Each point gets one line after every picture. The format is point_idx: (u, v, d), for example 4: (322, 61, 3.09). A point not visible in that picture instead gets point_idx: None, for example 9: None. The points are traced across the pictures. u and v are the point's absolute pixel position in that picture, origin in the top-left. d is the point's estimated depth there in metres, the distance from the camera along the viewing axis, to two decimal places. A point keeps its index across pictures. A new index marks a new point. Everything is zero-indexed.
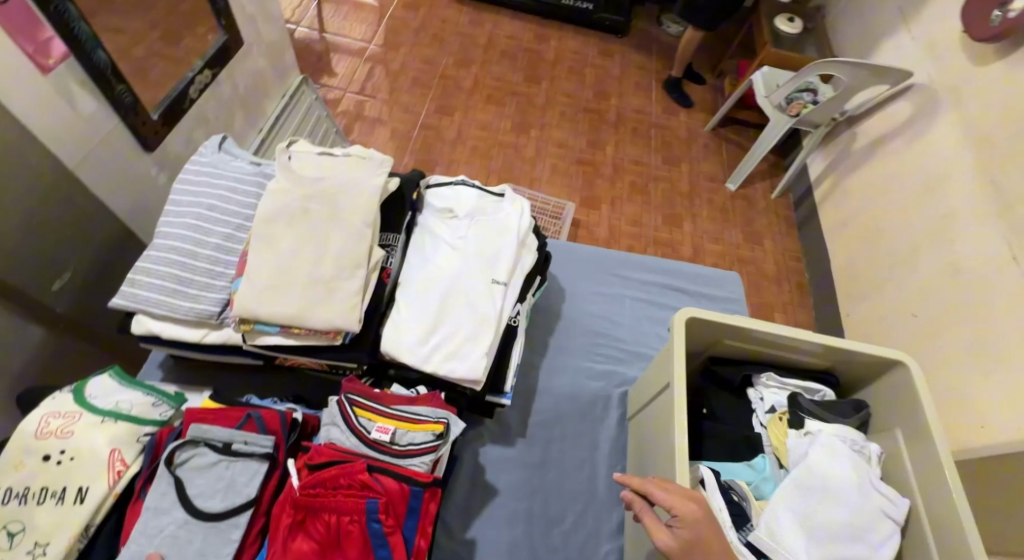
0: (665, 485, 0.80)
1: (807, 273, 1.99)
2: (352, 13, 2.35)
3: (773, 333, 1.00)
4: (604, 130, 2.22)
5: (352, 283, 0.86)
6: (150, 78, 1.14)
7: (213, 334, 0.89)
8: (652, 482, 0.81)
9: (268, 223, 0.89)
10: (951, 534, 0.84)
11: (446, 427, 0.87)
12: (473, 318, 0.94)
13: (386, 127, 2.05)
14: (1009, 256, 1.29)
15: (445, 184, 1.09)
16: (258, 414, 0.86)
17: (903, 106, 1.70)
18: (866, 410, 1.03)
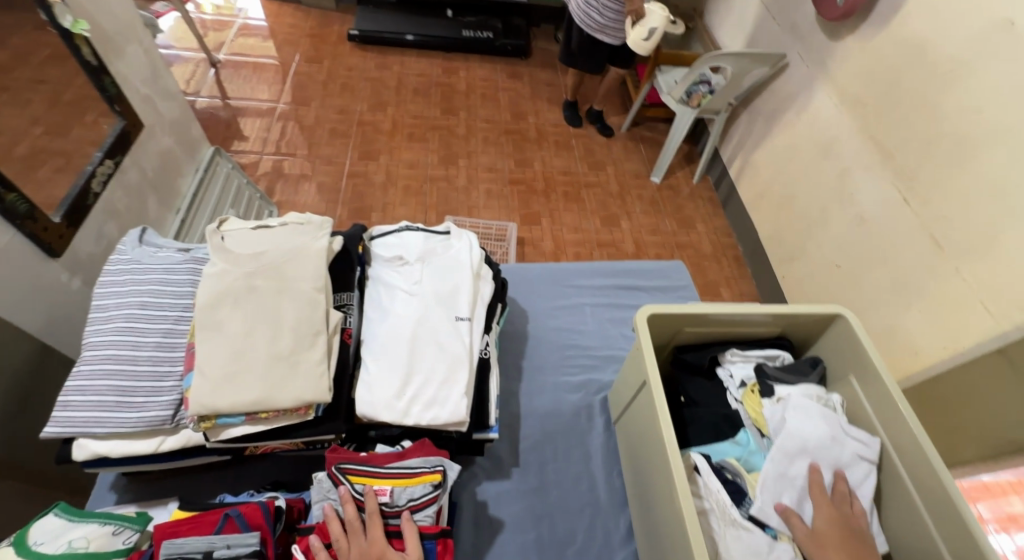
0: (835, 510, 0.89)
1: (741, 247, 2.08)
2: (254, 75, 2.30)
3: (732, 313, 1.04)
4: (528, 147, 2.27)
5: (314, 353, 0.83)
6: (42, 177, 1.06)
7: (170, 440, 0.82)
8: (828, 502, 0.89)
9: (211, 309, 0.83)
10: (921, 462, 0.89)
11: (443, 474, 0.84)
12: (444, 359, 0.92)
13: (311, 182, 1.99)
14: (900, 200, 1.41)
15: (389, 233, 1.08)
16: (237, 510, 0.79)
17: (784, 82, 1.83)
18: (822, 364, 1.08)
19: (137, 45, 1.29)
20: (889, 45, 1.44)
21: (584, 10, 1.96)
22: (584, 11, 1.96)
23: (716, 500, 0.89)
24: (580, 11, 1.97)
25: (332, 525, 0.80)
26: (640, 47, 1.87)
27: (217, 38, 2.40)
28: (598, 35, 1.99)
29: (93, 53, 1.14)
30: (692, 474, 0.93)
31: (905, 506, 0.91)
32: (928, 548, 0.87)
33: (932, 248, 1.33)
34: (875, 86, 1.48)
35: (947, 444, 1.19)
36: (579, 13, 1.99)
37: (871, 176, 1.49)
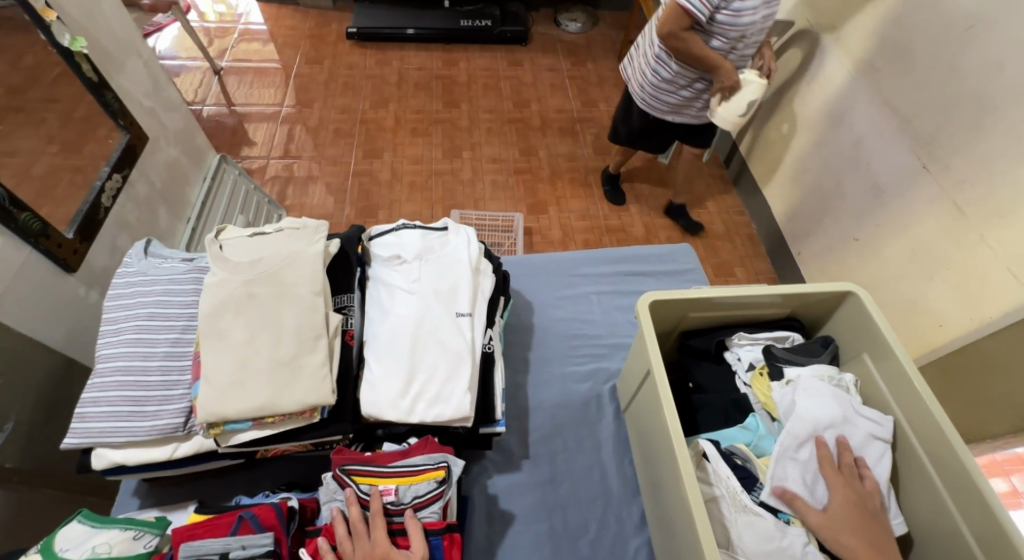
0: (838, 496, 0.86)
1: (754, 225, 2.04)
2: (256, 81, 2.31)
3: (738, 296, 1.02)
4: (533, 136, 2.25)
5: (316, 356, 0.84)
6: (55, 195, 1.09)
7: (183, 447, 0.84)
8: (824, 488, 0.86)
9: (214, 317, 0.85)
10: (938, 440, 0.87)
11: (447, 470, 0.86)
12: (446, 355, 0.92)
13: (319, 184, 2.01)
14: (919, 166, 1.36)
15: (386, 232, 1.08)
16: (250, 512, 0.81)
17: (793, 53, 1.77)
18: (834, 343, 1.06)
19: (137, 58, 1.30)
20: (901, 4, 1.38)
21: (649, 91, 1.55)
22: (650, 93, 1.55)
23: (726, 487, 0.88)
24: (645, 92, 1.56)
25: (337, 528, 0.81)
26: (725, 122, 1.46)
27: (219, 45, 2.42)
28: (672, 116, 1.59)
29: (93, 70, 1.16)
30: (701, 461, 0.91)
31: (923, 484, 0.89)
32: (949, 528, 0.85)
33: (953, 214, 1.28)
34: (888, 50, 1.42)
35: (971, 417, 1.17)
36: (642, 93, 1.58)
37: (887, 142, 1.44)
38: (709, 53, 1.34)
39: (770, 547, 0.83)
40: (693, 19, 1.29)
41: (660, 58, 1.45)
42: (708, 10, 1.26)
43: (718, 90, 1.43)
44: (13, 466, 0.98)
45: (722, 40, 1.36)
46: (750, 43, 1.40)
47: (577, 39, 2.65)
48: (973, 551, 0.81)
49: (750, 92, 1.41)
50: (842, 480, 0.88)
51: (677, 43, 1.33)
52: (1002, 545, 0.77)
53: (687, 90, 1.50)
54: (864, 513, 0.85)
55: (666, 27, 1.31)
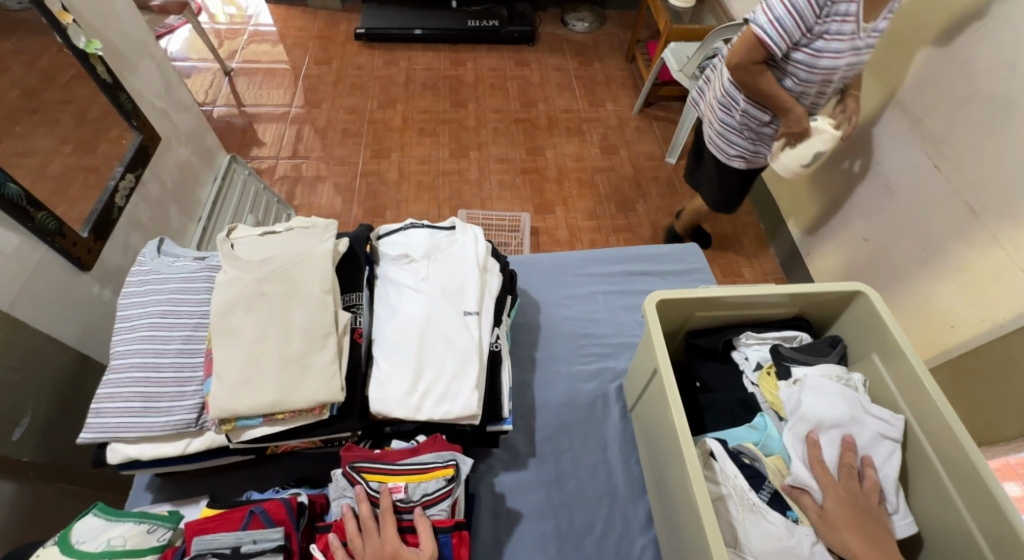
0: (845, 496, 0.86)
1: (762, 226, 2.04)
2: (265, 81, 2.33)
3: (745, 295, 1.02)
4: (540, 135, 2.25)
5: (326, 353, 0.85)
6: (70, 196, 1.11)
7: (195, 442, 0.86)
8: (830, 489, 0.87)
9: (226, 315, 0.86)
10: (948, 439, 0.87)
11: (456, 468, 0.87)
12: (454, 353, 0.93)
13: (327, 183, 2.03)
14: (931, 166, 1.35)
15: (395, 231, 1.09)
16: (261, 507, 0.82)
17: None
18: (842, 343, 1.05)
19: (150, 59, 1.32)
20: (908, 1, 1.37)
21: (715, 130, 1.47)
22: (715, 131, 1.47)
23: (733, 486, 0.88)
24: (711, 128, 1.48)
25: (347, 524, 0.82)
26: (787, 169, 1.41)
27: (229, 46, 2.44)
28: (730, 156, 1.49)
29: (107, 72, 1.17)
30: (708, 460, 0.92)
31: (932, 483, 0.89)
32: (958, 529, 0.85)
33: (964, 214, 1.27)
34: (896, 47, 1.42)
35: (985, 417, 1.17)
36: (710, 131, 1.51)
37: (897, 142, 1.43)
38: (780, 93, 1.24)
39: (777, 547, 0.83)
40: (769, 53, 1.17)
41: (729, 95, 1.38)
42: (786, 44, 1.15)
43: (784, 135, 1.35)
44: (29, 460, 1.00)
45: (796, 81, 1.25)
46: (829, 89, 1.27)
47: (584, 38, 2.66)
48: (983, 551, 0.81)
49: (820, 141, 1.33)
50: (846, 479, 0.88)
51: (747, 78, 1.23)
52: (1013, 547, 0.77)
53: (751, 132, 1.41)
54: (866, 512, 0.86)
55: (738, 58, 1.20)
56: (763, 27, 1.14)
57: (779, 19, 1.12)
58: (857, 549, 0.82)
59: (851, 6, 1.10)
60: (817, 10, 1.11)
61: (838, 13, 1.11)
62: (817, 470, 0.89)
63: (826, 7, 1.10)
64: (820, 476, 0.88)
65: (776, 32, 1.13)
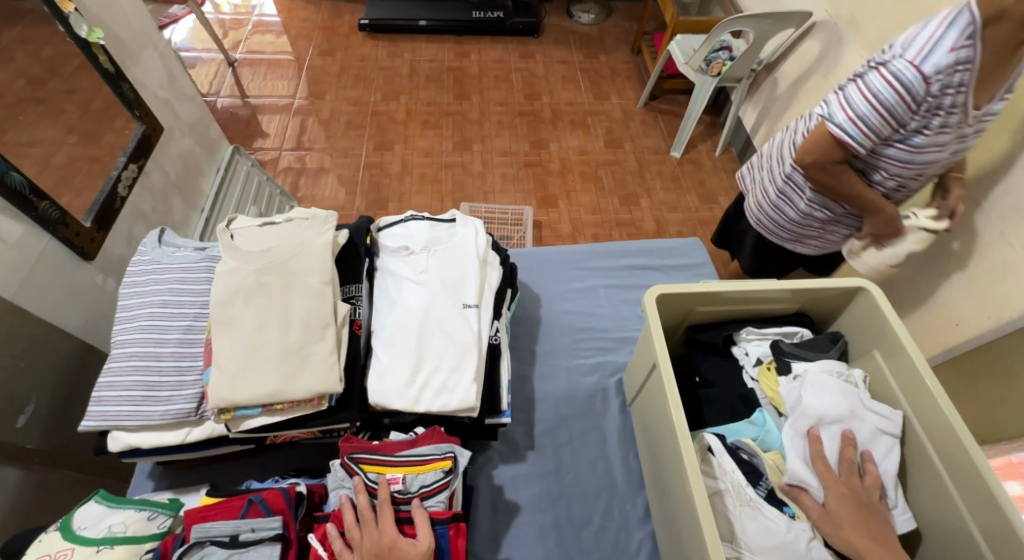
0: (846, 493, 0.86)
1: None
2: (269, 72, 2.33)
3: (747, 290, 1.01)
4: (544, 129, 2.24)
5: (324, 344, 0.85)
6: (73, 185, 1.11)
7: (195, 432, 0.86)
8: (833, 484, 0.86)
9: (225, 305, 0.86)
10: (947, 437, 0.86)
11: (453, 460, 0.87)
12: (453, 346, 0.93)
13: (330, 175, 2.03)
14: None
15: (394, 223, 1.09)
16: (259, 496, 0.83)
17: (810, 43, 1.74)
18: (843, 339, 1.05)
19: (152, 49, 1.32)
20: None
21: (772, 212, 1.31)
22: (772, 214, 1.31)
23: (731, 482, 0.87)
24: (767, 209, 1.32)
25: (346, 514, 0.82)
26: (870, 267, 1.24)
27: (233, 37, 2.44)
28: (790, 239, 1.34)
29: (110, 61, 1.17)
30: (706, 455, 0.91)
31: (931, 480, 0.89)
32: (956, 527, 0.84)
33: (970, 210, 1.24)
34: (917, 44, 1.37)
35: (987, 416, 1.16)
36: (762, 213, 1.35)
37: None
38: (868, 194, 1.09)
39: (772, 542, 0.83)
40: (849, 151, 1.03)
41: (795, 182, 1.22)
42: (872, 142, 1.00)
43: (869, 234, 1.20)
44: (34, 447, 1.00)
45: (885, 175, 1.10)
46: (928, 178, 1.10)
47: (589, 30, 2.64)
48: (981, 550, 0.81)
49: (913, 243, 1.14)
50: (846, 474, 0.87)
51: (825, 178, 1.09)
52: (1009, 545, 0.77)
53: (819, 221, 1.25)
54: (865, 508, 0.85)
55: (811, 158, 1.06)
56: (842, 126, 1.00)
57: (862, 117, 0.97)
58: (862, 547, 0.81)
59: (956, 97, 0.94)
60: (913, 106, 0.95)
61: (941, 107, 0.95)
62: (817, 466, 0.88)
63: (925, 102, 0.95)
64: (821, 472, 0.88)
65: (858, 131, 0.99)
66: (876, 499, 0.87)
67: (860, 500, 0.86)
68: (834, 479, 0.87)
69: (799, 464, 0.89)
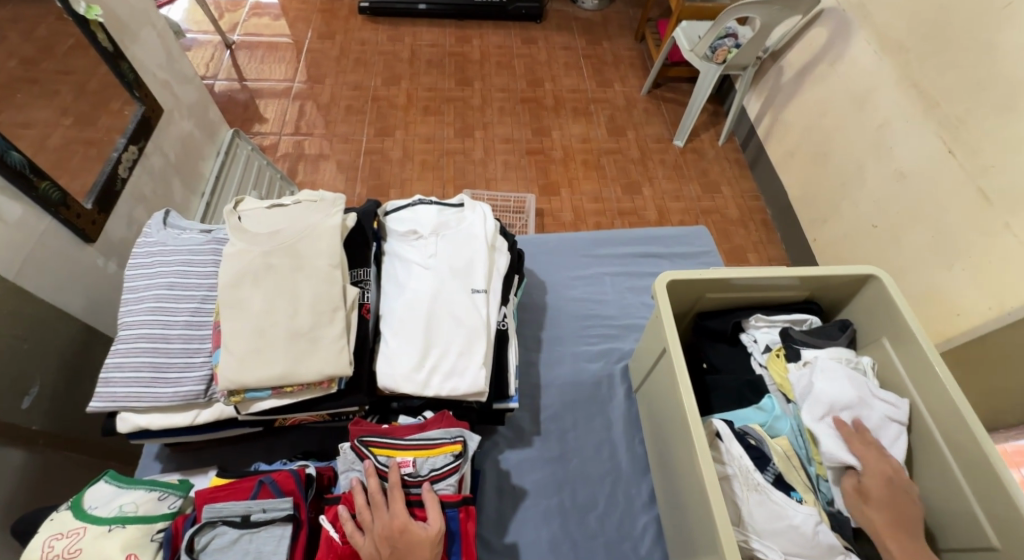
0: (885, 475, 0.87)
1: (769, 211, 2.01)
2: (267, 55, 2.30)
3: (757, 277, 1.01)
4: (546, 116, 2.23)
5: (333, 328, 0.84)
6: (72, 167, 1.09)
7: (204, 414, 0.85)
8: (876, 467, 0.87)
9: (235, 287, 0.85)
10: (956, 424, 0.87)
11: (463, 444, 0.88)
12: (462, 330, 0.93)
13: (331, 161, 2.01)
14: (945, 151, 1.32)
15: (402, 207, 1.08)
16: (270, 477, 0.83)
17: (817, 31, 1.73)
18: (852, 327, 1.05)
19: (151, 28, 1.29)
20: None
21: None
22: None
23: (739, 466, 0.87)
24: None
25: (357, 497, 0.82)
26: None
27: (230, 19, 2.40)
28: None
29: (109, 40, 1.15)
30: (714, 441, 0.91)
31: (937, 468, 0.90)
32: (963, 514, 0.85)
33: (978, 199, 1.25)
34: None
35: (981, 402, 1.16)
36: None
37: (911, 126, 1.41)
38: None
39: (780, 525, 0.84)
40: None
41: None
42: None
43: None
44: (38, 428, 1.00)
45: None
46: None
47: (593, 17, 2.61)
48: (989, 536, 0.82)
49: None
50: (879, 454, 0.89)
51: None
52: (1019, 533, 0.77)
53: None
54: (891, 492, 0.86)
55: None
56: None
57: None
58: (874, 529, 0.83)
59: None
60: None
61: None
62: (855, 446, 0.89)
63: None
64: (860, 451, 0.88)
65: None
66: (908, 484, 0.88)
67: (896, 483, 0.86)
68: (878, 462, 0.87)
69: (836, 444, 0.89)
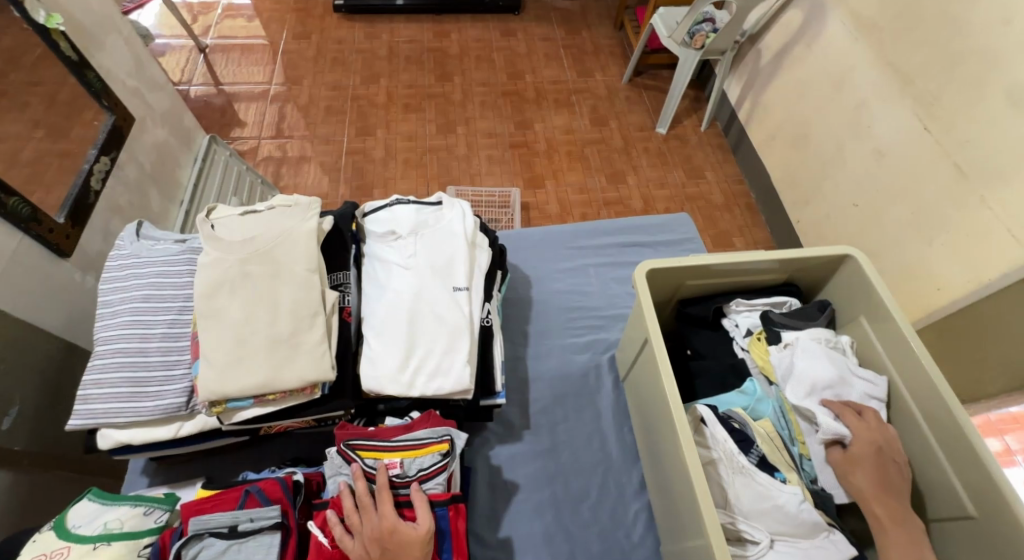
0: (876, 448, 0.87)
1: (753, 194, 2.02)
2: (243, 57, 2.27)
3: (735, 262, 1.01)
4: (528, 108, 2.22)
5: (314, 333, 0.83)
6: (42, 181, 1.07)
7: (187, 426, 0.85)
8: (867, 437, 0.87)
9: (210, 296, 0.83)
10: (932, 398, 0.87)
11: (451, 443, 0.88)
12: (444, 328, 0.93)
13: (312, 163, 1.99)
14: (920, 128, 1.33)
15: (380, 208, 1.07)
16: (257, 486, 0.82)
17: (793, 13, 1.73)
18: (831, 308, 1.05)
19: (117, 35, 1.27)
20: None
21: None
22: None
23: (724, 450, 0.88)
24: None
25: (345, 501, 0.81)
26: None
27: (202, 22, 2.36)
28: None
29: (72, 48, 1.13)
30: (699, 426, 0.92)
31: (915, 441, 0.90)
32: (941, 485, 0.86)
33: (954, 174, 1.25)
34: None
35: (966, 371, 1.18)
36: None
37: (888, 104, 1.41)
38: None
39: (765, 506, 0.84)
40: None
41: None
42: None
43: None
44: (21, 448, 0.98)
45: None
46: None
47: (571, 7, 2.60)
48: (967, 505, 0.83)
49: None
50: (871, 424, 0.89)
51: None
52: (992, 500, 0.79)
53: None
54: (882, 459, 0.86)
55: None
56: None
57: None
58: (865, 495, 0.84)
59: None
60: None
61: None
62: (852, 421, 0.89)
63: None
64: (850, 422, 0.89)
65: None
66: (899, 455, 0.88)
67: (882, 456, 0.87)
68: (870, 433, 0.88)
69: (831, 418, 0.89)
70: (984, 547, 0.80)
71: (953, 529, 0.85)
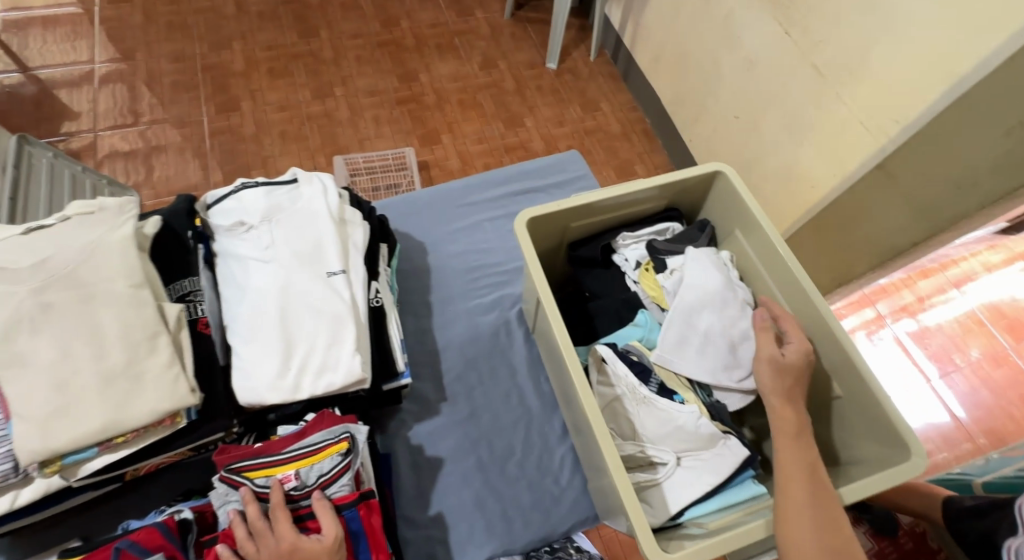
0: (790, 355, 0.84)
1: (648, 118, 1.99)
2: (58, 36, 1.93)
3: (613, 196, 0.97)
4: (409, 58, 2.05)
5: (159, 355, 0.72)
6: None
7: (23, 493, 0.71)
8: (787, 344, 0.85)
9: (10, 340, 0.69)
10: (801, 297, 0.89)
11: (351, 440, 0.81)
12: (320, 318, 0.84)
13: (171, 151, 1.76)
14: (782, 32, 1.31)
15: (225, 197, 0.94)
16: (127, 540, 0.71)
17: None
18: (710, 226, 1.04)
19: None
20: (1003, 101, 0.89)
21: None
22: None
23: (626, 385, 0.88)
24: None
25: (235, 531, 0.73)
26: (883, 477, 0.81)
27: None
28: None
29: None
30: (600, 366, 0.91)
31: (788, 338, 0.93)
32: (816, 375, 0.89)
33: (813, 75, 1.25)
34: (931, 218, 1.03)
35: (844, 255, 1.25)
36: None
37: (752, 11, 1.39)
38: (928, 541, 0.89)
39: (670, 429, 0.84)
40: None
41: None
42: None
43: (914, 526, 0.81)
44: None
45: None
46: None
47: None
48: (835, 387, 0.86)
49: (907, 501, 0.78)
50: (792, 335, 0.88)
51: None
52: (855, 381, 0.82)
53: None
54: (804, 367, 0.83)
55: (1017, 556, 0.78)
56: None
57: None
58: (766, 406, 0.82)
59: None
60: None
61: None
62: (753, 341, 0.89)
63: None
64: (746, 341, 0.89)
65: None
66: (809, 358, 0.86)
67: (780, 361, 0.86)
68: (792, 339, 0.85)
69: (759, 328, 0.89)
70: (856, 426, 0.84)
71: (828, 416, 0.89)
